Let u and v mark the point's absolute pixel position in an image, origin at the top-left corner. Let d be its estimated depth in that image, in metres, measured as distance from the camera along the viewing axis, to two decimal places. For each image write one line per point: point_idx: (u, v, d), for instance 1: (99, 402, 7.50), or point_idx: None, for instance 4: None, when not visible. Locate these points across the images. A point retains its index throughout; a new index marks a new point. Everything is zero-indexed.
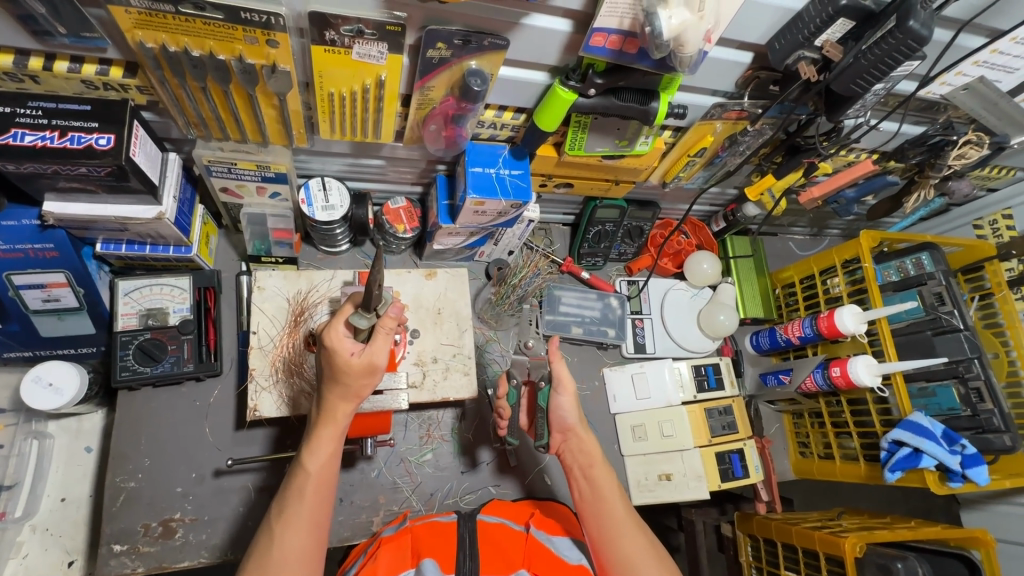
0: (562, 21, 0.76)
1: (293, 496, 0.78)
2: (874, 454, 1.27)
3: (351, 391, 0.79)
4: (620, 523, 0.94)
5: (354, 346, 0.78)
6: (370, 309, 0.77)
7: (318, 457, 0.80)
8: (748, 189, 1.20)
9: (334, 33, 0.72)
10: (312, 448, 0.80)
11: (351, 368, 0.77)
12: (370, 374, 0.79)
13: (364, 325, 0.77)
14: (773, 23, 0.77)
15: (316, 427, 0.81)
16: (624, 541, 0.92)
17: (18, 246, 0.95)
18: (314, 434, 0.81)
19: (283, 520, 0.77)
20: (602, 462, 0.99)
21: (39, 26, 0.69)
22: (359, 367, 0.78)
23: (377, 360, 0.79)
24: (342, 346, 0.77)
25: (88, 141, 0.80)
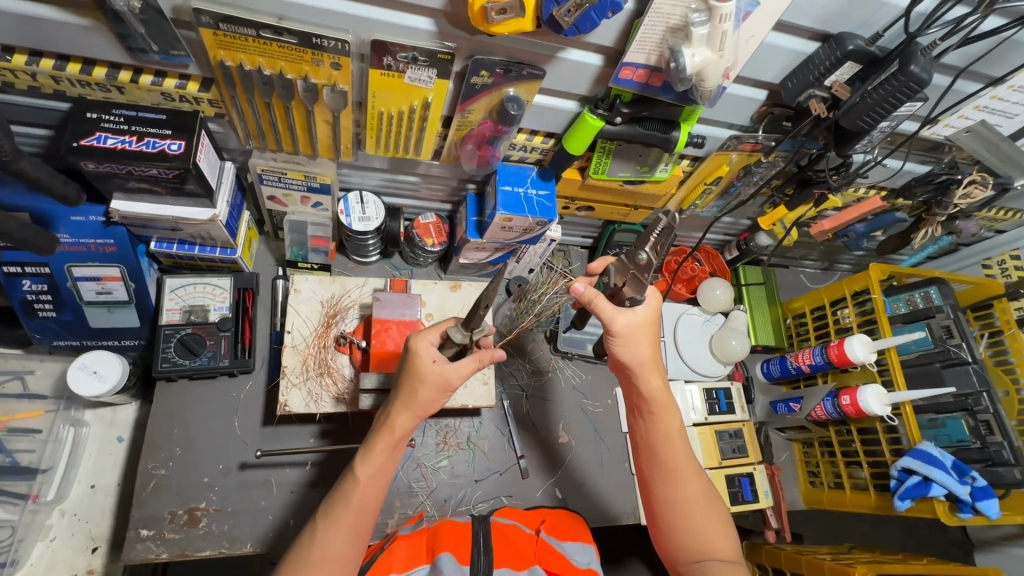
0: (594, 56, 0.84)
1: (340, 503, 0.86)
2: (884, 484, 1.28)
3: (414, 403, 0.87)
4: (680, 463, 0.95)
5: (440, 359, 0.88)
6: (465, 325, 0.88)
7: (370, 470, 0.87)
8: (761, 218, 1.28)
9: (391, 59, 0.81)
10: (368, 459, 0.87)
11: (428, 382, 0.86)
12: (439, 391, 0.88)
13: (456, 339, 0.88)
14: (786, 64, 0.85)
15: (374, 438, 0.88)
16: (685, 488, 0.94)
17: (82, 240, 1.03)
18: (371, 445, 0.88)
19: (327, 522, 0.85)
20: (668, 400, 0.96)
21: (135, 43, 0.78)
22: (433, 381, 0.87)
23: (453, 379, 0.88)
24: (427, 350, 0.87)
25: (162, 146, 0.89)
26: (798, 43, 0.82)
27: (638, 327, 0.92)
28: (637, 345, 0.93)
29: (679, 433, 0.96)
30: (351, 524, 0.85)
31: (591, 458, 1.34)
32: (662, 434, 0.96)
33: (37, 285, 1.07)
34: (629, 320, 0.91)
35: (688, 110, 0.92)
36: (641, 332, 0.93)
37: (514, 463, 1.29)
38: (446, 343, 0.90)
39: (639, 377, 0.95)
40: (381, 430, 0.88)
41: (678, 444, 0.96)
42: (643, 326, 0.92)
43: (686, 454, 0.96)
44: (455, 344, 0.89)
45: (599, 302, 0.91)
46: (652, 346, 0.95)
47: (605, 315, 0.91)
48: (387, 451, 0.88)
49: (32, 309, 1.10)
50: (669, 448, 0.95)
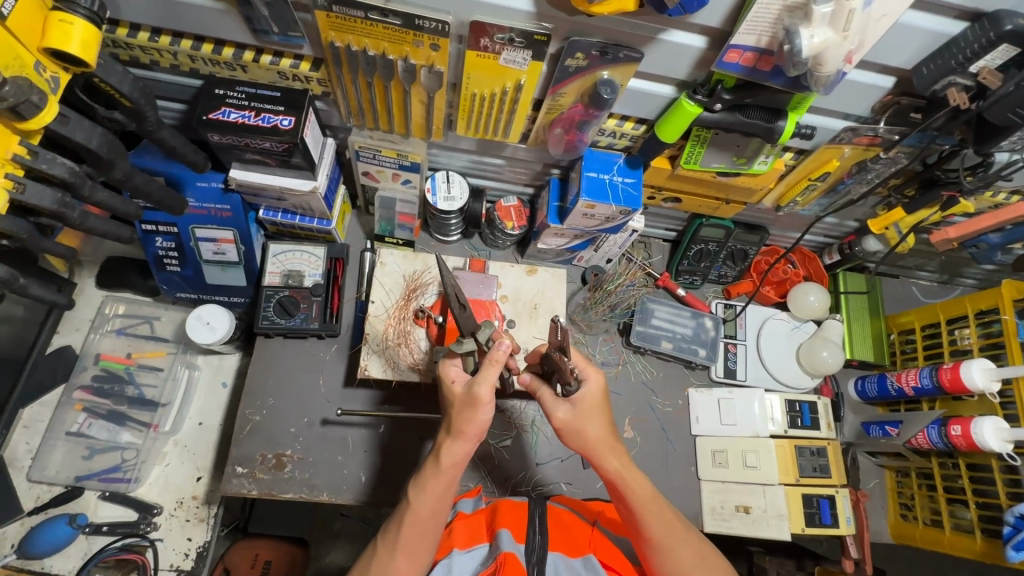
0: (698, 38, 0.80)
1: (395, 523, 0.89)
2: (994, 530, 1.14)
3: (454, 428, 0.86)
4: (663, 536, 0.88)
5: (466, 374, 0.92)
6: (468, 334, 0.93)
7: (424, 497, 0.88)
8: (873, 220, 1.18)
9: (488, 40, 0.82)
10: (422, 490, 0.88)
11: (460, 403, 0.86)
12: (471, 408, 0.84)
13: (463, 349, 0.92)
14: (923, 47, 0.76)
15: (426, 472, 0.89)
16: (680, 565, 0.87)
17: (205, 205, 1.15)
18: (422, 480, 0.88)
19: (386, 540, 0.88)
20: (629, 474, 0.89)
21: (259, 25, 0.85)
22: (463, 400, 0.86)
23: (476, 391, 0.84)
24: (450, 371, 0.92)
25: (275, 121, 0.96)
26: (940, 23, 0.73)
27: (581, 414, 0.88)
28: (587, 426, 0.88)
29: (654, 503, 0.89)
30: (415, 545, 0.87)
31: (655, 459, 1.31)
32: (640, 510, 0.89)
33: (167, 242, 1.21)
34: (570, 410, 0.88)
35: (799, 98, 0.85)
36: (588, 414, 0.88)
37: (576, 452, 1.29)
38: (464, 358, 0.94)
39: (595, 459, 0.89)
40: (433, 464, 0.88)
41: (655, 519, 0.88)
42: (588, 406, 0.88)
43: (668, 524, 0.89)
44: (473, 358, 0.94)
45: (544, 392, 0.93)
46: (604, 419, 0.89)
47: (548, 406, 0.91)
48: (439, 487, 0.87)
49: (162, 263, 1.25)
50: (645, 524, 0.88)
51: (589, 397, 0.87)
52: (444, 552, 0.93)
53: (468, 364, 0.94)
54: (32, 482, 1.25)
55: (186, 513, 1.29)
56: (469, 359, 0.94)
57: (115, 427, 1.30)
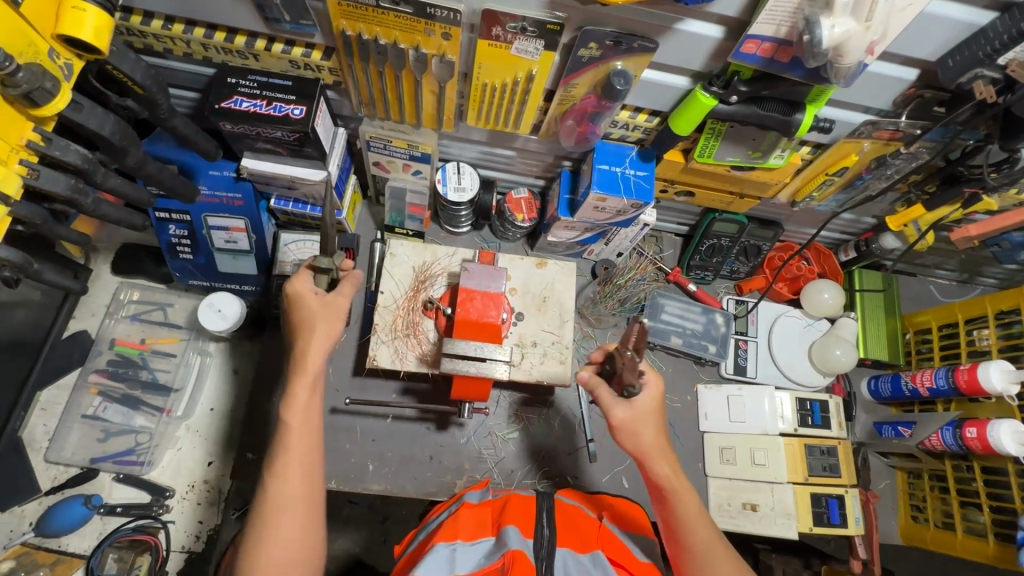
0: (715, 27, 0.78)
1: (279, 452, 0.85)
2: (1007, 534, 1.12)
3: (308, 337, 0.91)
4: (706, 549, 0.86)
5: (319, 290, 0.96)
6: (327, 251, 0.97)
7: (293, 413, 0.87)
8: (890, 218, 1.16)
9: (500, 29, 0.81)
10: (291, 404, 0.87)
11: (320, 314, 0.93)
12: (334, 317, 0.94)
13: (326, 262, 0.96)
14: (950, 38, 0.73)
15: (295, 386, 0.89)
16: None
17: (217, 194, 1.16)
18: (294, 393, 0.88)
19: (276, 472, 0.83)
20: (680, 480, 0.90)
21: (271, 13, 0.85)
22: (328, 310, 0.94)
23: (339, 304, 0.95)
24: (306, 287, 0.95)
25: (287, 111, 0.96)
26: (969, 13, 0.70)
27: (638, 417, 0.89)
28: (642, 430, 0.89)
29: (702, 515, 0.89)
30: (305, 466, 0.85)
31: None
32: (686, 520, 0.88)
33: (180, 230, 1.22)
34: (628, 412, 0.89)
35: (818, 90, 0.83)
36: (643, 417, 0.89)
37: (583, 446, 1.29)
38: (319, 276, 0.98)
39: (647, 463, 0.90)
40: (292, 380, 0.89)
41: (702, 529, 0.88)
42: (647, 410, 0.89)
43: (713, 537, 0.87)
44: (326, 275, 0.97)
45: (601, 391, 0.92)
46: (660, 425, 0.91)
47: (604, 406, 0.91)
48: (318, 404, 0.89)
49: (174, 250, 1.26)
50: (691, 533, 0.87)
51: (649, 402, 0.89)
52: (448, 539, 0.91)
53: (322, 282, 0.99)
54: (49, 463, 1.28)
55: (197, 496, 1.31)
56: (322, 277, 0.98)
57: (129, 411, 1.32)
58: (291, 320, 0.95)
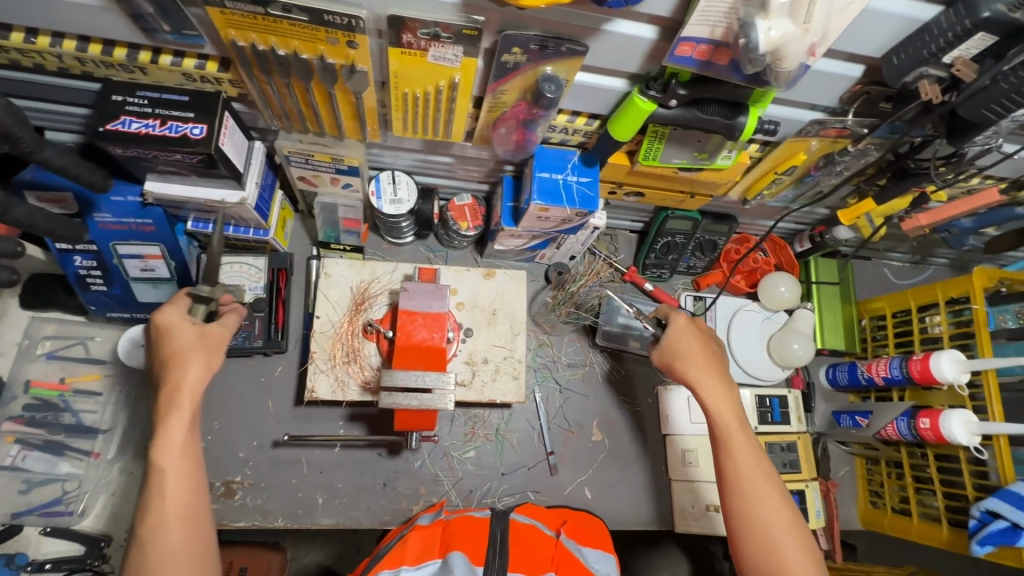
0: (647, 28, 0.71)
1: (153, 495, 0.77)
2: (960, 520, 1.13)
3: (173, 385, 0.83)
4: (739, 467, 0.89)
5: (195, 320, 0.89)
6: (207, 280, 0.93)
7: (168, 449, 0.80)
8: (843, 211, 1.09)
9: (411, 36, 0.72)
10: (164, 437, 0.80)
11: (196, 346, 0.86)
12: (215, 347, 0.88)
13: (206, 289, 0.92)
14: (894, 35, 0.68)
15: (169, 427, 0.81)
16: (748, 496, 0.86)
17: (124, 220, 1.04)
18: (170, 432, 0.80)
19: (152, 525, 0.76)
20: (720, 400, 0.94)
21: (148, 24, 0.74)
22: (190, 345, 0.86)
23: (225, 331, 0.90)
24: (178, 315, 0.87)
25: (184, 130, 0.86)
26: (912, 9, 0.65)
27: (678, 344, 0.99)
28: (681, 356, 0.98)
29: (740, 431, 0.92)
30: (184, 505, 0.79)
31: (625, 459, 1.29)
32: (725, 440, 0.91)
33: (87, 261, 1.10)
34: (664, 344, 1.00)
35: (759, 92, 0.78)
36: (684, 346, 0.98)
37: (543, 459, 1.25)
38: (193, 308, 0.91)
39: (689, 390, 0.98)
40: (165, 424, 0.81)
41: (739, 450, 0.90)
42: (683, 339, 0.99)
43: (750, 459, 0.89)
44: (205, 307, 0.93)
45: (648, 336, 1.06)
46: (701, 353, 0.97)
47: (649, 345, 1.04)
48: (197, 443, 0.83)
49: (85, 283, 1.14)
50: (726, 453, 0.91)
51: (678, 335, 1.00)
52: (393, 565, 0.88)
53: (197, 314, 0.92)
54: None
55: None
56: (199, 308, 0.93)
57: (52, 457, 1.21)
58: (160, 354, 0.86)
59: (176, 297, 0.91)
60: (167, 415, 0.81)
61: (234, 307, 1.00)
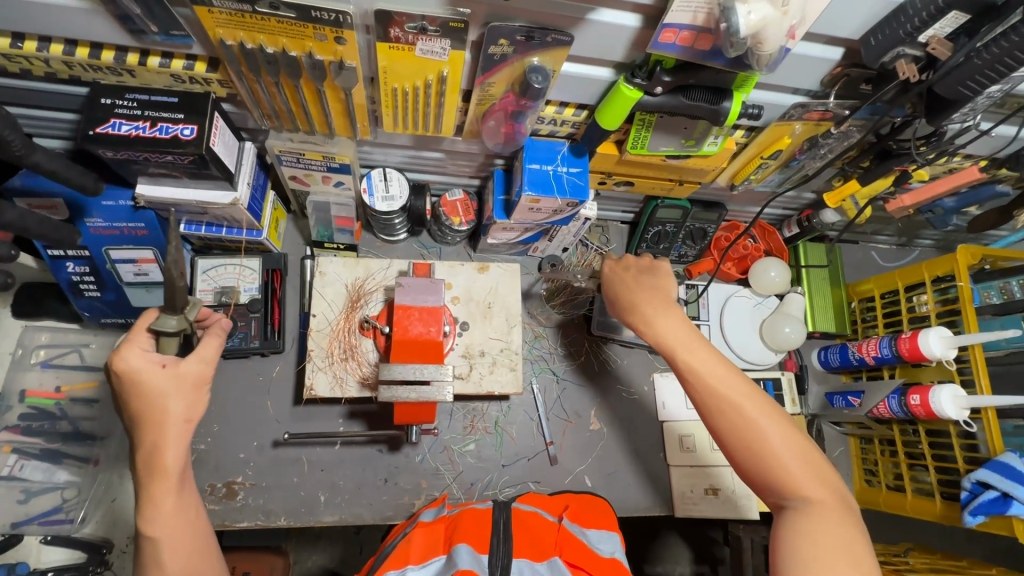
0: (630, 16, 0.72)
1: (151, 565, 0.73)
2: (952, 492, 1.15)
3: (153, 448, 0.74)
4: (702, 385, 0.84)
5: (165, 359, 0.77)
6: (176, 308, 0.78)
7: (160, 522, 0.73)
8: (828, 194, 1.15)
9: (398, 30, 0.73)
10: (155, 510, 0.73)
11: (173, 390, 0.76)
12: (196, 391, 0.78)
13: (173, 324, 0.77)
14: (870, 17, 0.70)
15: (153, 497, 0.74)
16: (719, 414, 0.82)
17: (115, 224, 1.04)
18: (156, 504, 0.73)
19: None
20: (667, 326, 0.90)
21: (135, 25, 0.74)
22: (165, 391, 0.75)
23: (206, 370, 0.80)
24: (146, 359, 0.75)
25: (174, 132, 0.86)
26: None
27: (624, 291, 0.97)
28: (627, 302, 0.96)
29: (695, 346, 0.87)
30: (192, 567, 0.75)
31: (623, 448, 1.29)
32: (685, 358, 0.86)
33: (80, 267, 1.10)
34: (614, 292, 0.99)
35: (743, 77, 0.79)
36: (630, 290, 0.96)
37: (543, 449, 1.26)
38: (162, 344, 0.78)
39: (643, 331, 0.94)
40: (155, 498, 0.73)
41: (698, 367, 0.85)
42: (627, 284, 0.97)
43: (711, 371, 0.84)
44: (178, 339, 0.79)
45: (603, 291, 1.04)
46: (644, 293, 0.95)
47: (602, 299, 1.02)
48: (190, 504, 0.77)
49: (78, 289, 1.14)
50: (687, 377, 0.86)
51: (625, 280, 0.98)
52: (398, 565, 0.86)
53: (170, 350, 0.79)
54: None
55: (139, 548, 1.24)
56: (172, 341, 0.79)
57: (50, 466, 1.20)
58: (130, 407, 0.75)
59: (137, 333, 0.77)
60: (151, 482, 0.74)
61: (216, 323, 0.85)
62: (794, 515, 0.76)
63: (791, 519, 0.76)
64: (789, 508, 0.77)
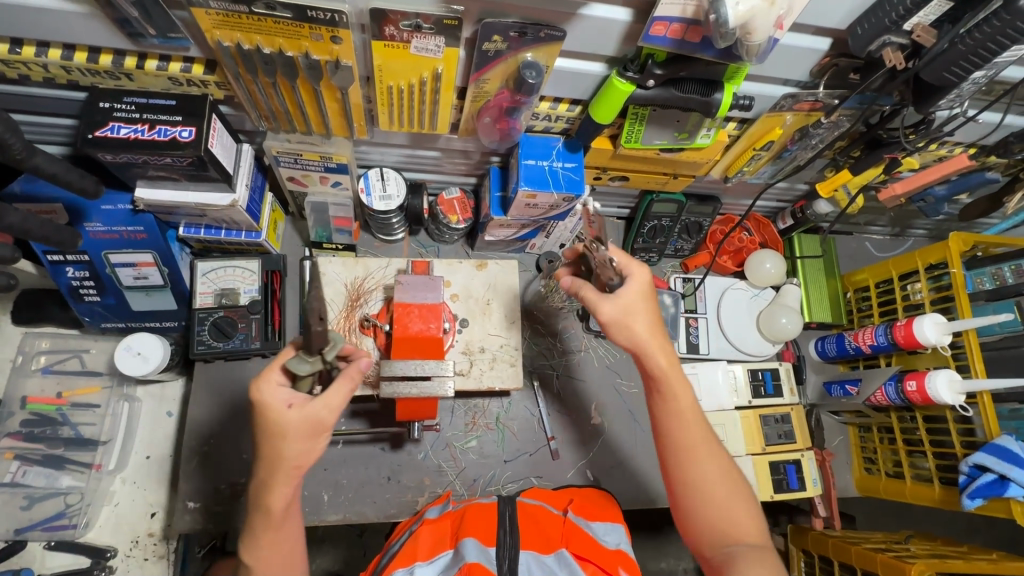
0: (622, 10, 0.73)
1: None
2: (951, 478, 1.16)
3: (265, 486, 0.77)
4: (694, 439, 0.86)
5: (297, 398, 0.77)
6: (311, 351, 0.76)
7: (260, 553, 0.79)
8: (821, 184, 1.14)
9: (393, 29, 0.74)
10: (258, 544, 0.79)
11: (297, 435, 0.75)
12: (311, 437, 0.77)
13: (303, 369, 0.76)
14: (855, 8, 0.71)
15: (255, 529, 0.79)
16: (701, 465, 0.85)
17: (114, 228, 1.04)
18: (256, 537, 0.79)
19: None
20: (678, 376, 0.87)
21: (132, 28, 0.75)
22: (291, 433, 0.76)
23: (323, 418, 0.76)
24: (279, 397, 0.76)
25: (173, 133, 0.87)
26: None
27: (627, 309, 0.86)
28: (633, 323, 0.86)
29: (694, 408, 0.87)
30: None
31: (625, 442, 1.30)
32: (677, 409, 0.87)
33: (80, 272, 1.10)
34: (615, 306, 0.86)
35: (733, 68, 0.80)
36: (636, 309, 0.86)
37: (545, 444, 1.27)
38: (298, 379, 0.79)
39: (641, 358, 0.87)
40: (260, 534, 0.79)
41: (692, 422, 0.87)
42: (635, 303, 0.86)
43: (702, 430, 0.87)
44: (310, 377, 0.79)
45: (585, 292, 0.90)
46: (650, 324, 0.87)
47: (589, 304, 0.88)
48: (284, 539, 0.81)
49: (78, 294, 1.14)
50: (678, 426, 0.86)
51: (633, 293, 0.86)
52: (405, 564, 0.86)
53: (303, 387, 0.79)
54: None
55: (143, 552, 1.24)
56: (306, 379, 0.79)
57: (53, 472, 1.20)
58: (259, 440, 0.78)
59: (275, 367, 0.78)
60: (260, 520, 0.78)
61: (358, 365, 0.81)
62: (734, 561, 0.80)
63: (733, 565, 0.79)
64: (728, 555, 0.81)
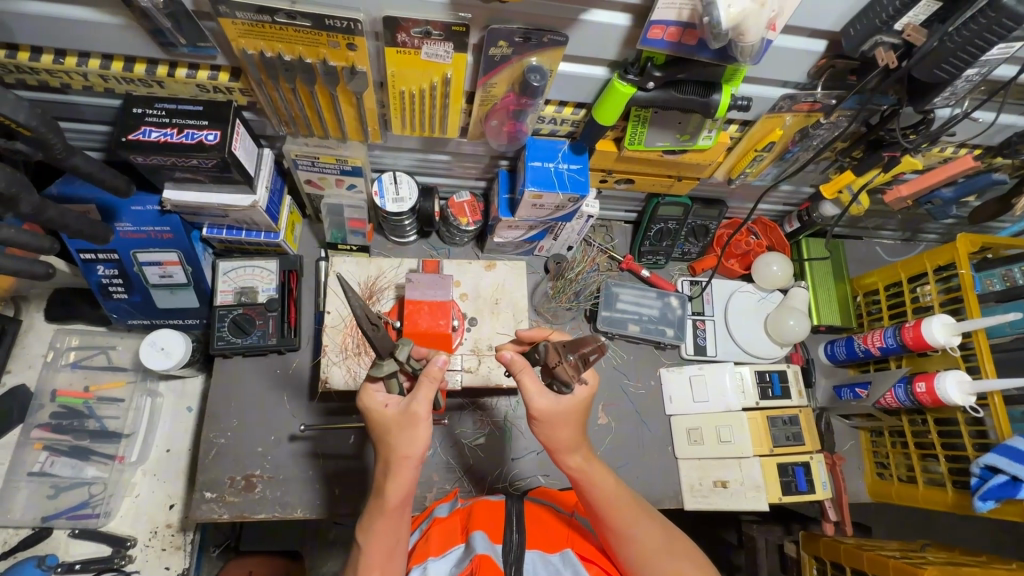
0: (621, 16, 0.77)
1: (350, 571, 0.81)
2: (964, 481, 1.15)
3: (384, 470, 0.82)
4: (626, 514, 0.88)
5: (393, 399, 0.85)
6: (381, 356, 0.85)
7: (373, 544, 0.81)
8: (825, 185, 1.16)
9: (405, 35, 0.79)
10: (370, 533, 0.81)
11: (398, 429, 0.81)
12: (409, 427, 0.81)
13: (384, 371, 0.84)
14: (846, 11, 0.74)
15: (372, 516, 0.82)
16: (638, 537, 0.86)
17: (143, 228, 1.10)
18: (370, 525, 0.82)
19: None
20: (601, 471, 0.90)
21: (165, 38, 0.81)
22: (396, 423, 0.81)
23: (413, 408, 0.80)
24: (376, 401, 0.85)
25: (199, 137, 0.92)
26: None
27: (560, 414, 0.87)
28: (558, 429, 0.87)
29: (619, 490, 0.90)
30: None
31: (632, 441, 1.31)
32: (601, 498, 0.88)
33: (110, 270, 1.16)
34: (551, 404, 0.86)
35: (732, 70, 0.83)
36: (564, 419, 0.87)
37: None
38: (387, 383, 0.87)
39: (559, 457, 0.90)
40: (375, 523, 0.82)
41: (621, 503, 0.88)
42: (568, 412, 0.87)
43: (631, 503, 0.89)
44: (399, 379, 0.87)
45: (525, 376, 0.88)
46: (574, 431, 0.88)
47: (526, 394, 0.87)
48: (396, 529, 0.82)
49: (107, 291, 1.20)
50: (611, 503, 0.88)
51: (564, 403, 0.87)
52: (419, 563, 0.86)
53: (397, 389, 0.86)
54: None
55: (162, 542, 1.27)
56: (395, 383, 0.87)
57: (79, 462, 1.26)
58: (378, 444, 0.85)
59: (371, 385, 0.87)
60: (379, 511, 0.82)
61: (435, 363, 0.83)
62: None
63: None
64: None
